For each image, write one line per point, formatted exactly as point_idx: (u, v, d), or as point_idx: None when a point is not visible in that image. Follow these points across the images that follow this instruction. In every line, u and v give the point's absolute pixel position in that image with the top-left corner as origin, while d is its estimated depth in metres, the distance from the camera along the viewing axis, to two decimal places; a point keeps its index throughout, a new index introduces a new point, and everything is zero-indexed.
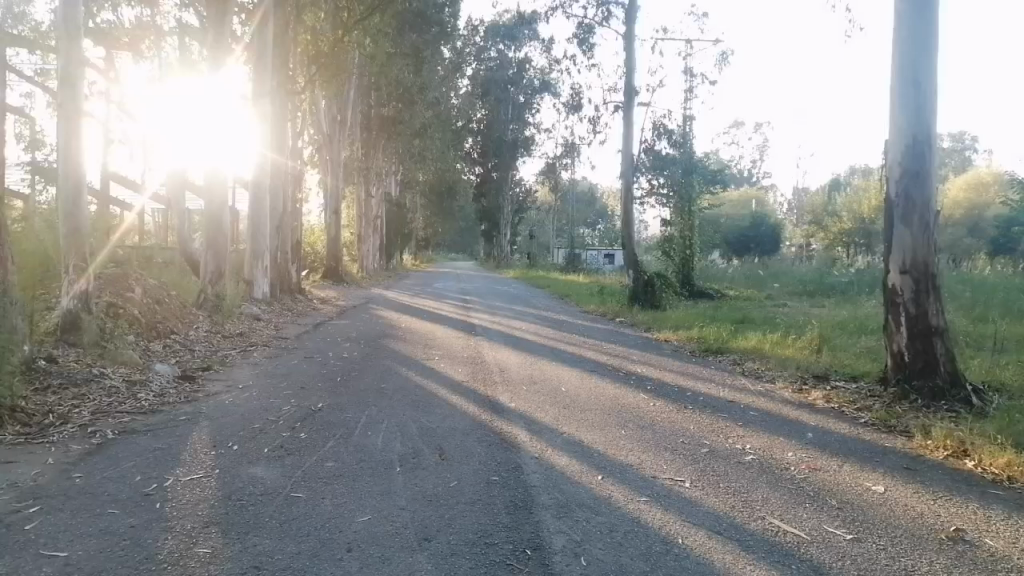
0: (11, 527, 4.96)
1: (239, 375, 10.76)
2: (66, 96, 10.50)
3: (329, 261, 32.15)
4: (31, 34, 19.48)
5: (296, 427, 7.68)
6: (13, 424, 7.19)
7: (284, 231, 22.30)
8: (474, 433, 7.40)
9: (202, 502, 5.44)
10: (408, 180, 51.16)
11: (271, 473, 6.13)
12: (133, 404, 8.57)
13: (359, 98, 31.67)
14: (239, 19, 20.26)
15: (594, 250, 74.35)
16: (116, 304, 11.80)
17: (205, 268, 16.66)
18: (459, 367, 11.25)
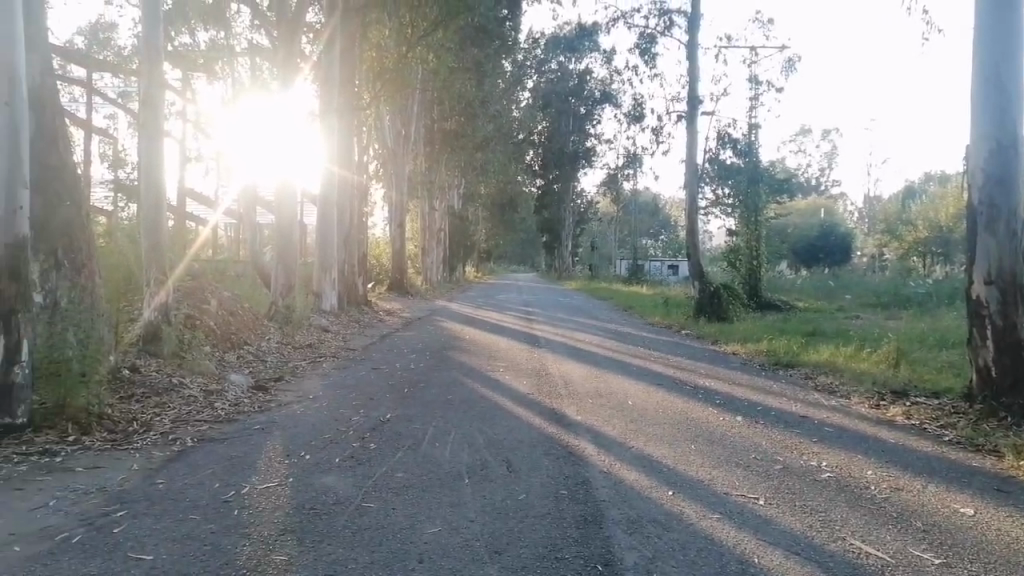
0: (101, 530, 5.18)
1: (310, 385, 11.02)
2: (147, 116, 10.95)
3: (394, 273, 32.73)
4: (115, 58, 20.46)
5: (366, 437, 7.82)
6: (101, 431, 7.53)
7: (351, 244, 22.79)
8: (541, 445, 7.40)
9: (277, 510, 5.58)
10: (470, 193, 51.56)
11: (343, 482, 6.26)
12: (211, 413, 8.88)
13: (422, 112, 32.10)
14: (307, 38, 20.89)
15: (656, 262, 73.41)
16: (193, 316, 12.25)
17: (276, 281, 17.16)
18: (524, 379, 11.25)
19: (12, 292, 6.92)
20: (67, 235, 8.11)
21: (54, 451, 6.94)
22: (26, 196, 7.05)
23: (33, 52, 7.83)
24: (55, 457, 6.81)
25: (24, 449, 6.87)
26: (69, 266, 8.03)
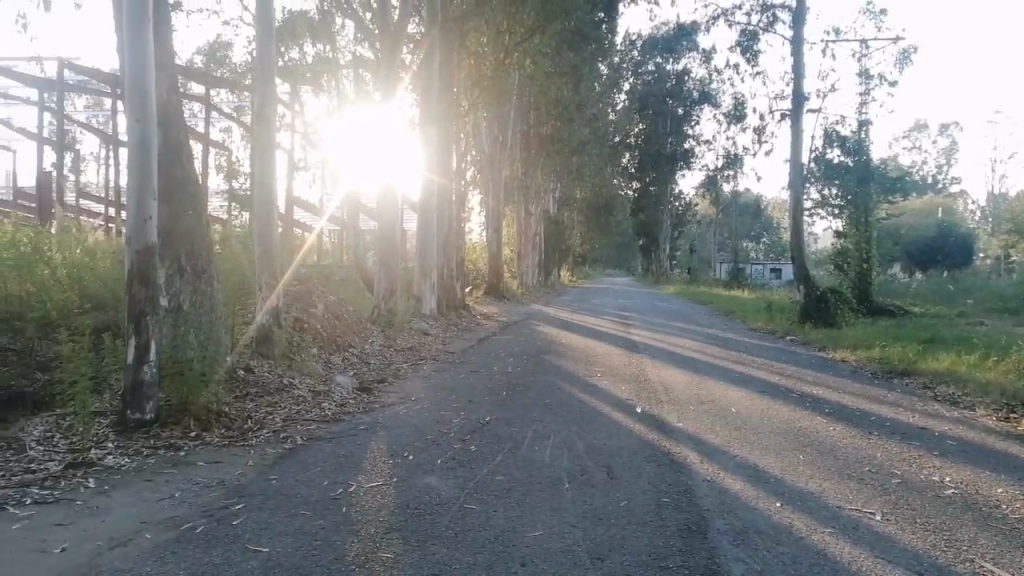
0: (221, 522, 5.48)
1: (412, 387, 11.29)
2: (260, 129, 11.52)
3: (491, 277, 33.11)
4: (230, 75, 21.65)
5: (466, 439, 7.93)
6: (219, 429, 7.98)
7: (450, 248, 23.21)
8: (642, 452, 7.30)
9: (383, 509, 5.73)
10: (565, 197, 51.44)
11: (445, 483, 6.37)
12: (319, 413, 9.24)
13: (519, 118, 32.43)
14: (408, 48, 21.39)
15: (758, 265, 71.13)
16: (302, 319, 12.78)
17: (379, 285, 17.69)
18: (624, 384, 11.14)
19: (142, 296, 7.40)
20: (190, 242, 8.60)
21: (178, 446, 7.38)
22: (155, 206, 7.54)
23: (161, 71, 8.43)
24: (179, 452, 7.24)
25: (152, 443, 7.33)
26: (190, 270, 8.52)
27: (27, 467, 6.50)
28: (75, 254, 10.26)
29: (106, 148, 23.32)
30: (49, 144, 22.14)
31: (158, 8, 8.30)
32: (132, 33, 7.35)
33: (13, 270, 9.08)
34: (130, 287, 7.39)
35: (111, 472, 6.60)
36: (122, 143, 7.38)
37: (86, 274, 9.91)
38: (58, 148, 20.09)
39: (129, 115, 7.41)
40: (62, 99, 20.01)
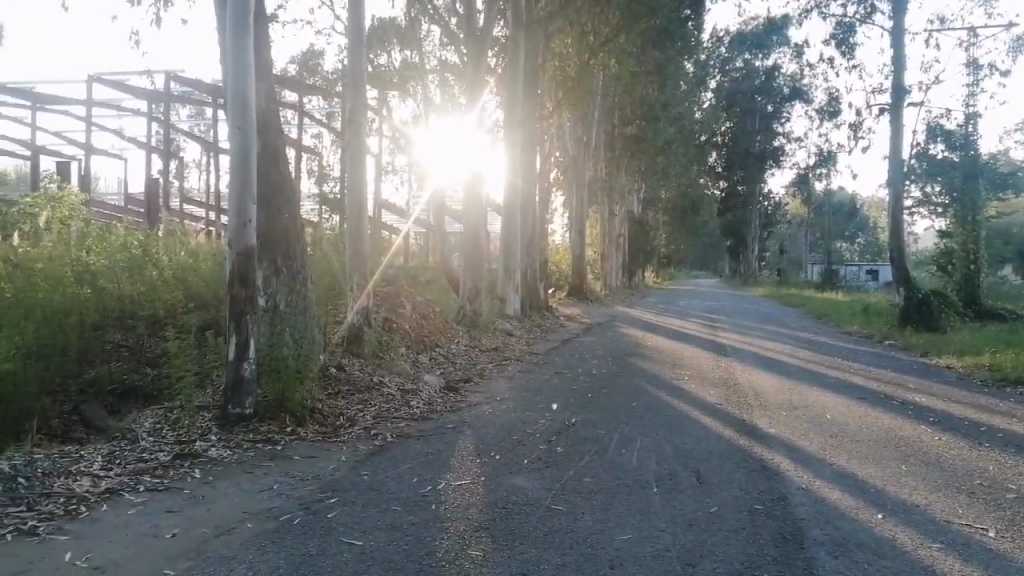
0: (317, 514, 5.68)
1: (498, 387, 11.38)
2: (351, 134, 11.85)
3: (574, 278, 33.00)
4: (323, 83, 22.41)
5: (552, 440, 7.92)
6: (313, 425, 8.26)
7: (534, 249, 23.30)
8: (732, 457, 7.14)
9: (472, 507, 5.79)
10: (650, 197, 50.77)
11: (532, 484, 6.38)
12: (407, 411, 9.43)
13: (603, 118, 32.26)
14: (494, 52, 21.71)
15: (853, 266, 68.27)
16: (391, 318, 13.07)
17: (464, 286, 17.93)
18: (712, 388, 10.90)
19: (242, 296, 7.74)
20: (286, 243, 8.95)
21: (275, 440, 7.68)
22: (254, 210, 7.86)
23: (260, 81, 8.82)
24: (276, 447, 7.52)
25: (251, 437, 7.65)
26: (286, 271, 8.84)
27: (139, 457, 6.90)
28: (181, 257, 10.81)
29: (208, 154, 24.51)
30: (155, 151, 23.39)
31: (257, 21, 8.66)
32: (235, 44, 7.72)
33: (125, 271, 9.65)
34: (231, 288, 7.74)
35: (215, 464, 6.93)
36: (225, 149, 7.73)
37: (190, 276, 10.44)
38: (164, 155, 21.22)
39: (232, 123, 7.77)
40: (168, 109, 21.14)
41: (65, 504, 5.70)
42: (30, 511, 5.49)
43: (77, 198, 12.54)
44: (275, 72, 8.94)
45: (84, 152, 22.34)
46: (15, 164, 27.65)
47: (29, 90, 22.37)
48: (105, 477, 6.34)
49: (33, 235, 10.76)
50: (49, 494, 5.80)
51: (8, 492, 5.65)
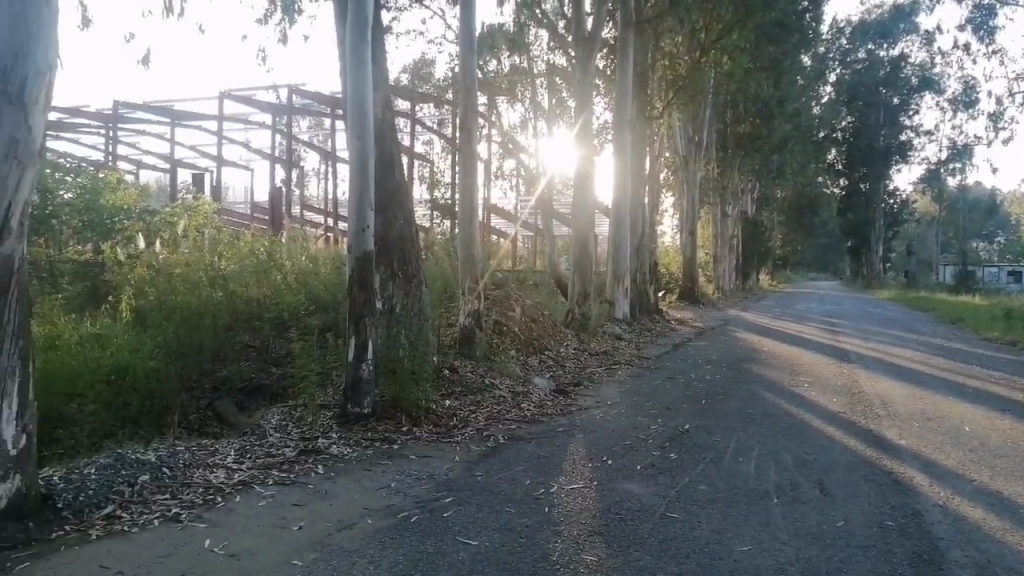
0: (434, 512, 5.82)
1: (608, 391, 11.29)
2: (464, 140, 12.07)
3: (685, 281, 32.25)
4: (435, 92, 22.95)
5: (666, 446, 7.79)
6: (428, 425, 8.46)
7: (644, 252, 22.97)
8: (859, 469, 6.77)
9: (585, 511, 5.77)
10: (764, 196, 49.07)
11: (647, 490, 6.28)
12: (519, 413, 9.51)
13: (715, 117, 31.44)
14: (602, 53, 21.58)
15: (991, 268, 63.57)
16: (501, 320, 13.22)
17: (572, 290, 17.90)
18: (835, 396, 10.36)
19: (361, 299, 8.02)
20: (401, 248, 9.21)
21: (392, 439, 7.92)
22: (371, 216, 8.11)
23: (377, 91, 9.14)
24: (393, 445, 7.76)
25: (369, 435, 7.92)
26: (402, 275, 9.10)
27: (268, 452, 7.28)
28: (302, 262, 11.33)
29: (327, 163, 25.61)
30: (279, 162, 24.67)
31: (374, 33, 8.97)
32: (353, 55, 8.02)
33: (252, 274, 10.34)
34: (351, 291, 8.04)
35: (336, 460, 7.22)
36: (344, 158, 8.03)
37: (310, 279, 10.94)
38: (287, 165, 22.26)
39: (351, 132, 8.07)
40: (290, 121, 22.26)
41: (204, 493, 6.09)
42: (173, 499, 5.91)
43: (212, 207, 13.51)
44: (391, 82, 9.25)
45: (215, 164, 23.78)
46: (155, 177, 29.85)
47: (168, 107, 24.10)
48: (238, 469, 6.73)
49: (170, 244, 11.68)
50: (189, 483, 6.22)
51: (155, 481, 6.09)
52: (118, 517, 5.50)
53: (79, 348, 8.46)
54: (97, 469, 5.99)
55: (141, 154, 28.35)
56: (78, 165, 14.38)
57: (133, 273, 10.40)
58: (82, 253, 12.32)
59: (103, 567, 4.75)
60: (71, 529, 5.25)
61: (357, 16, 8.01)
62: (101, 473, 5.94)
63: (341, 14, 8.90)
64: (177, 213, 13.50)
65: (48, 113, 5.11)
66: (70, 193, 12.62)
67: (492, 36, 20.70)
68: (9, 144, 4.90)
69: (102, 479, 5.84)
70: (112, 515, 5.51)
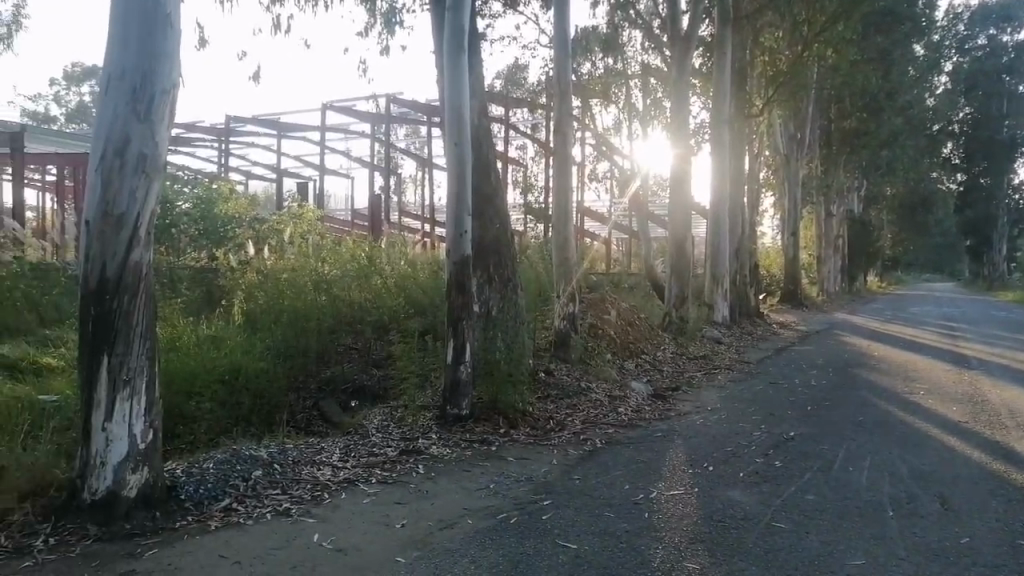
0: (533, 514, 5.85)
1: (708, 397, 11.02)
2: (559, 144, 12.09)
3: (787, 284, 31.07)
4: (529, 97, 23.06)
5: (770, 453, 7.54)
6: (525, 427, 8.50)
7: (743, 254, 22.34)
8: (984, 483, 6.34)
9: (686, 518, 5.66)
10: (872, 194, 46.75)
11: (750, 499, 6.09)
12: (616, 417, 9.42)
13: (818, 112, 30.25)
14: (700, 51, 21.15)
15: None
16: (596, 324, 13.13)
17: (670, 292, 17.66)
18: (956, 405, 9.72)
19: (459, 302, 8.12)
20: (497, 253, 9.33)
21: (490, 440, 8.00)
22: (469, 221, 8.21)
23: (473, 98, 9.29)
24: (491, 447, 7.84)
25: (468, 436, 8.03)
26: (498, 279, 9.20)
27: (370, 451, 7.50)
28: (401, 266, 11.58)
29: (423, 170, 26.14)
30: (378, 170, 25.39)
31: (471, 41, 9.12)
32: (450, 62, 8.16)
33: (354, 278, 10.74)
34: (449, 295, 8.14)
35: (437, 461, 7.36)
36: (442, 164, 8.18)
37: (410, 283, 11.12)
38: (385, 172, 22.85)
39: (449, 138, 8.21)
40: (389, 130, 22.86)
41: (312, 490, 6.33)
42: (284, 494, 6.18)
43: (315, 215, 13.70)
44: (488, 89, 9.37)
45: (319, 172, 24.69)
46: (263, 186, 31.29)
47: (275, 120, 25.24)
48: (343, 468, 6.96)
49: (277, 249, 12.25)
50: (298, 480, 6.49)
51: (267, 476, 6.39)
52: (235, 509, 5.79)
53: (197, 348, 9.10)
54: (214, 463, 6.33)
55: (250, 165, 29.78)
56: (195, 177, 15.28)
57: (244, 278, 11.07)
58: (198, 260, 13.11)
59: (222, 556, 5.02)
60: (193, 520, 5.56)
61: (456, 24, 8.15)
62: (219, 467, 6.28)
63: (439, 24, 9.10)
64: (283, 220, 13.80)
65: (173, 128, 5.46)
66: (187, 203, 13.60)
67: (586, 39, 20.63)
68: (138, 157, 5.28)
69: (220, 473, 6.18)
70: (229, 507, 5.81)
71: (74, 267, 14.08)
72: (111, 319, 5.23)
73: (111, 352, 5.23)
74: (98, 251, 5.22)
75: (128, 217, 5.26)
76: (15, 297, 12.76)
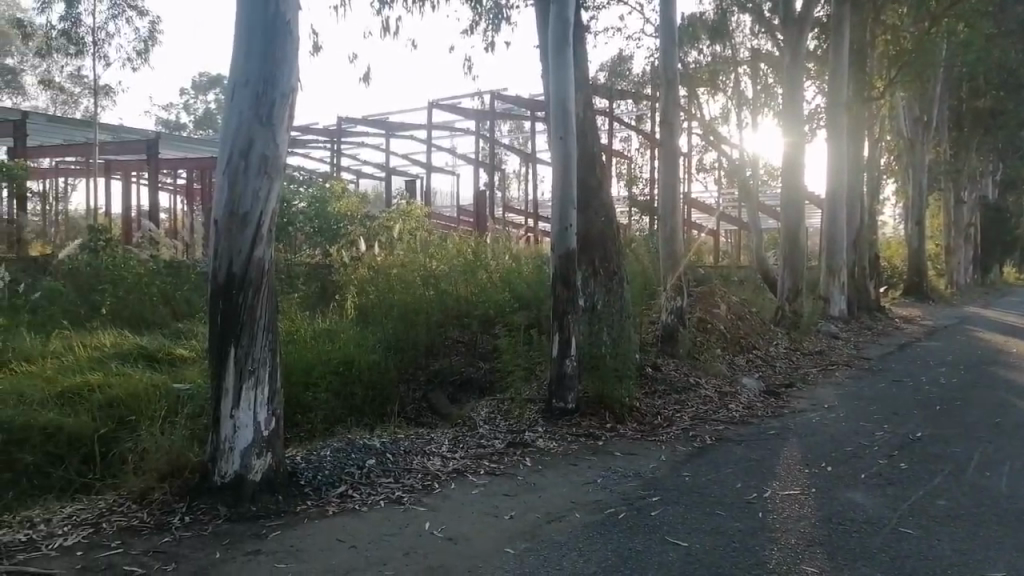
0: (641, 510, 5.78)
1: (825, 394, 10.54)
2: (665, 136, 11.85)
3: (911, 276, 29.24)
4: (634, 87, 22.68)
5: (894, 455, 7.12)
6: (632, 423, 8.39)
7: (862, 245, 21.19)
8: None
9: (803, 519, 5.44)
10: (1010, 179, 43.28)
11: (873, 501, 5.79)
12: (726, 414, 9.16)
13: (947, 92, 28.24)
14: (814, 34, 20.22)
15: None
16: (706, 318, 12.78)
17: (782, 285, 17.00)
18: None
19: (564, 296, 8.10)
20: (603, 246, 9.24)
21: (596, 435, 7.96)
22: (574, 215, 8.16)
23: (577, 90, 9.24)
24: (597, 442, 7.79)
25: (574, 430, 8.02)
26: (604, 273, 9.09)
27: (478, 442, 7.61)
28: (506, 261, 11.69)
29: (527, 165, 26.22)
30: (483, 166, 25.66)
31: (575, 34, 9.08)
32: (555, 57, 8.15)
33: (461, 273, 11.01)
34: (555, 289, 8.14)
35: (543, 454, 7.39)
36: (547, 159, 8.18)
37: (514, 277, 11.10)
38: (490, 168, 23.07)
39: (554, 132, 8.19)
40: (493, 126, 23.07)
41: (423, 479, 6.50)
42: (396, 483, 6.36)
43: (422, 212, 14.02)
44: (592, 82, 9.30)
45: (425, 170, 25.24)
46: (373, 185, 32.30)
47: (384, 120, 25.99)
48: (452, 458, 7.10)
49: (387, 245, 12.66)
50: (410, 469, 6.67)
51: (380, 465, 6.59)
52: (351, 496, 6.02)
53: (313, 342, 9.62)
54: (331, 452, 6.60)
55: (361, 165, 30.77)
56: (311, 178, 15.96)
57: (356, 274, 11.50)
58: (313, 256, 13.70)
59: (339, 541, 5.22)
60: (312, 505, 5.81)
61: (561, 17, 8.10)
62: (336, 456, 6.53)
63: (543, 18, 9.10)
64: (392, 218, 14.22)
65: (292, 129, 5.72)
66: (303, 202, 14.21)
67: (693, 26, 20.07)
68: (260, 158, 5.56)
69: (336, 462, 6.43)
70: (344, 494, 6.03)
71: (203, 265, 15.01)
72: (237, 314, 5.54)
73: (237, 344, 5.54)
74: (225, 249, 5.53)
75: (251, 215, 5.54)
76: (152, 292, 13.69)
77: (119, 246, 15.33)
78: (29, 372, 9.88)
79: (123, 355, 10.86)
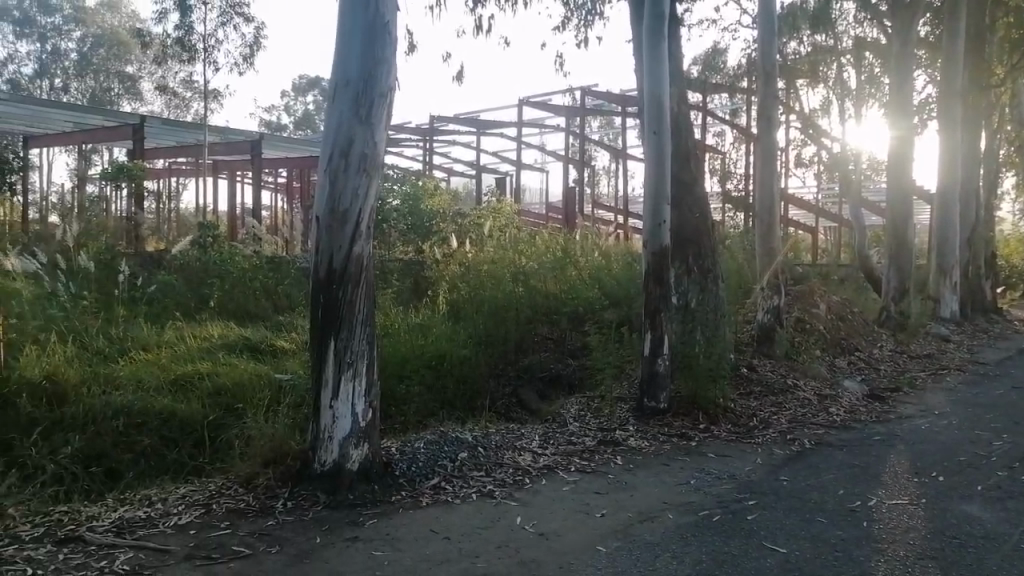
0: (738, 514, 5.62)
1: (935, 399, 9.97)
2: (762, 129, 11.49)
3: None
4: (730, 80, 22.06)
5: (1015, 467, 6.66)
6: (726, 424, 8.19)
7: (977, 243, 19.90)
8: None
9: (913, 531, 5.16)
10: None
11: (992, 515, 5.43)
12: (826, 418, 8.81)
13: None
14: (925, 20, 19.10)
15: None
16: (804, 318, 12.31)
17: (888, 285, 16.16)
18: None
19: (657, 293, 7.97)
20: (697, 243, 9.05)
21: (689, 435, 7.80)
22: (668, 212, 8.00)
23: (672, 84, 9.07)
24: (690, 442, 7.64)
25: (666, 430, 7.89)
26: (697, 271, 8.95)
27: (569, 439, 7.60)
28: (596, 258, 11.65)
29: (618, 162, 25.99)
30: (574, 162, 25.57)
31: (670, 27, 8.92)
32: (650, 51, 8.01)
33: (550, 270, 11.08)
34: (647, 286, 8.03)
35: (634, 453, 7.30)
36: (640, 155, 8.06)
37: (603, 274, 11.06)
38: (580, 165, 22.95)
39: (648, 126, 8.07)
40: (584, 122, 22.95)
41: (513, 474, 6.54)
42: (488, 476, 6.43)
43: (512, 209, 14.13)
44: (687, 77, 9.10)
45: (516, 167, 25.36)
46: (465, 182, 32.68)
47: (475, 118, 26.27)
48: (542, 454, 7.11)
49: (478, 242, 12.82)
50: (501, 463, 6.73)
51: (472, 458, 6.68)
52: (444, 487, 6.12)
53: (406, 336, 9.90)
54: (424, 444, 6.73)
55: (453, 162, 31.19)
56: (405, 175, 16.29)
57: (448, 271, 11.82)
58: (406, 252, 14.00)
59: (434, 531, 5.32)
60: (406, 495, 5.94)
61: (655, 10, 7.96)
62: (428, 448, 6.65)
63: (636, 11, 8.97)
64: (483, 215, 14.37)
65: (391, 127, 5.84)
66: (398, 200, 14.52)
67: (793, 15, 19.33)
68: (360, 156, 5.71)
69: (430, 454, 6.56)
70: (437, 486, 6.13)
71: (302, 260, 15.60)
72: (337, 308, 5.72)
73: (336, 337, 5.73)
74: (326, 243, 5.72)
75: (351, 212, 5.71)
76: (256, 286, 14.56)
77: (226, 243, 16.14)
78: (147, 360, 10.54)
79: (230, 346, 11.43)
